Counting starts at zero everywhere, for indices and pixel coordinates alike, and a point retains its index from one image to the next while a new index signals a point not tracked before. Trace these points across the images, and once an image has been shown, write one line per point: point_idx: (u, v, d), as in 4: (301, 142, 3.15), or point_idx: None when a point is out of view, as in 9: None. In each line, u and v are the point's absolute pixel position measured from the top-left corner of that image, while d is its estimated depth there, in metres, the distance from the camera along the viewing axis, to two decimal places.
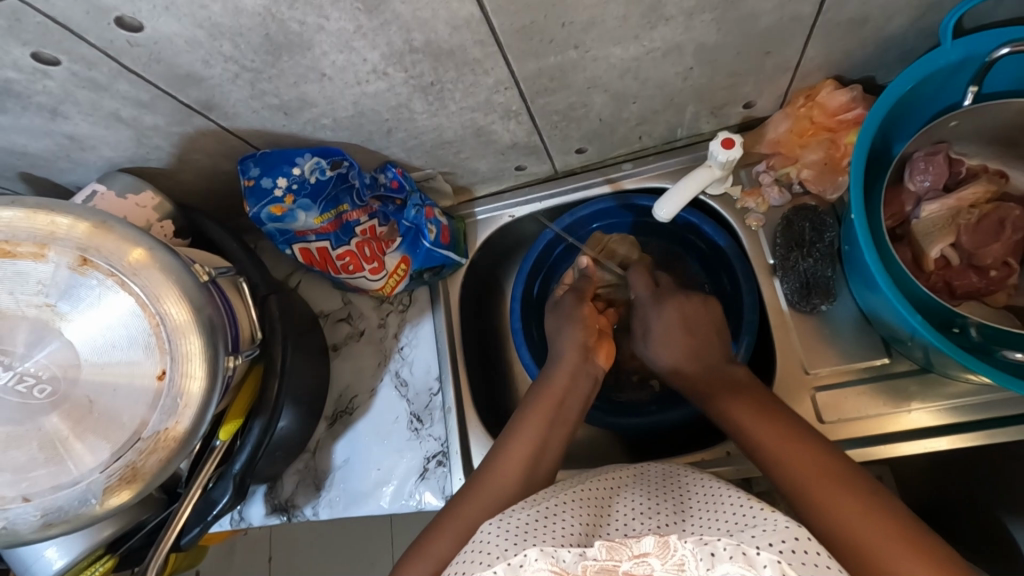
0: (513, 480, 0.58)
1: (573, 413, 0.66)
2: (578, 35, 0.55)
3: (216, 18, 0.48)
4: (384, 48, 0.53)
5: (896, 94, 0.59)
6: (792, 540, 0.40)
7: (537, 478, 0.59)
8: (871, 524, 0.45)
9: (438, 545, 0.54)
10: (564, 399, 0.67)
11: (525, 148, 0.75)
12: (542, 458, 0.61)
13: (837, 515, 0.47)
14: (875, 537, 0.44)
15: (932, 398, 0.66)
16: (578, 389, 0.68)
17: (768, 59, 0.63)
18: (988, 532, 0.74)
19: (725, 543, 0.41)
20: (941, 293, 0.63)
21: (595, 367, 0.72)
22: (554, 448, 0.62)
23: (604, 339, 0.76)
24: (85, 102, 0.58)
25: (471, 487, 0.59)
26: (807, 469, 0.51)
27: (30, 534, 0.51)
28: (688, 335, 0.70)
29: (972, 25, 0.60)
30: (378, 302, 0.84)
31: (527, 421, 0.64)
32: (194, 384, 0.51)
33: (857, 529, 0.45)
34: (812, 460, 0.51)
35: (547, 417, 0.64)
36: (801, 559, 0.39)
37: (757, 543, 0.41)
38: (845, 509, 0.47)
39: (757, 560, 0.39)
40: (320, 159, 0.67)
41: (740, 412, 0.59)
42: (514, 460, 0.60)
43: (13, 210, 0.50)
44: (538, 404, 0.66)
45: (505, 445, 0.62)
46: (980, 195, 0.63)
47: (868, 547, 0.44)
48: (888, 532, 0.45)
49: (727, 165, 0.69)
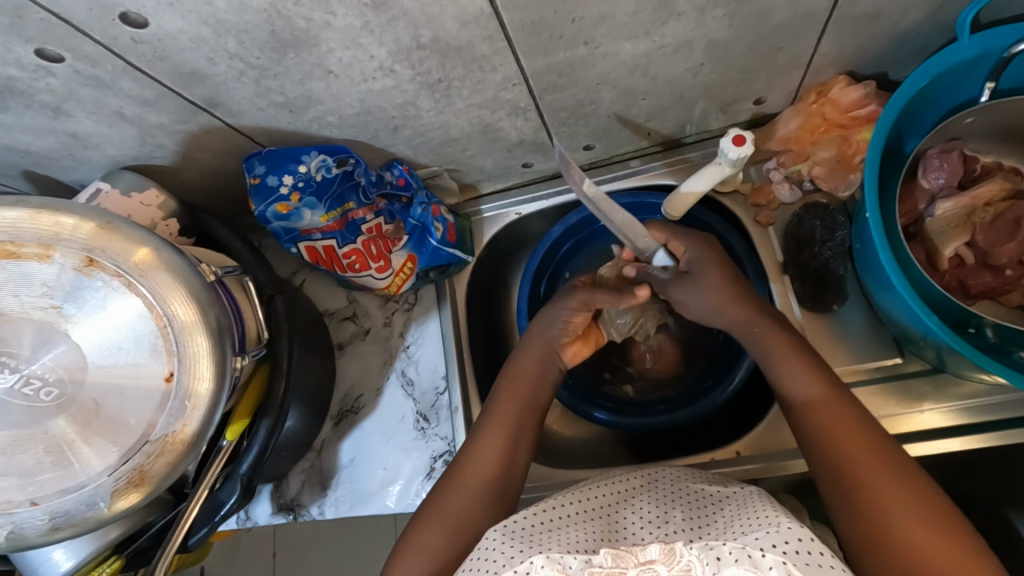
0: (493, 467, 0.59)
1: (545, 395, 0.66)
2: (588, 31, 0.54)
3: (221, 14, 0.47)
4: (391, 45, 0.53)
5: (912, 90, 0.58)
6: (795, 541, 0.40)
7: (518, 461, 0.61)
8: (907, 508, 0.47)
9: (427, 538, 0.54)
10: (541, 384, 0.66)
11: (532, 145, 0.74)
12: (517, 453, 0.61)
13: (877, 498, 0.48)
14: (910, 521, 0.46)
15: (945, 399, 0.65)
16: (548, 377, 0.67)
17: (780, 55, 0.62)
18: (995, 532, 0.74)
19: (730, 547, 0.40)
20: (956, 293, 0.63)
21: (557, 360, 0.69)
22: (524, 438, 0.62)
23: (581, 337, 0.72)
24: (89, 101, 0.57)
25: (454, 471, 0.60)
26: (852, 449, 0.51)
27: (38, 539, 0.51)
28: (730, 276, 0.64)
29: (989, 19, 0.59)
30: (384, 300, 0.83)
31: (497, 412, 0.63)
32: (202, 385, 0.50)
33: (893, 514, 0.47)
34: (860, 441, 0.51)
35: (524, 399, 0.64)
36: (806, 560, 0.39)
37: (762, 544, 0.41)
38: (885, 491, 0.48)
39: (762, 562, 0.39)
40: (326, 157, 0.67)
41: (792, 379, 0.57)
42: (492, 452, 0.60)
43: (18, 211, 0.49)
44: (515, 387, 0.65)
45: (484, 432, 0.62)
46: (994, 193, 0.62)
47: (898, 531, 0.46)
48: (925, 517, 0.46)
49: (737, 162, 0.68)
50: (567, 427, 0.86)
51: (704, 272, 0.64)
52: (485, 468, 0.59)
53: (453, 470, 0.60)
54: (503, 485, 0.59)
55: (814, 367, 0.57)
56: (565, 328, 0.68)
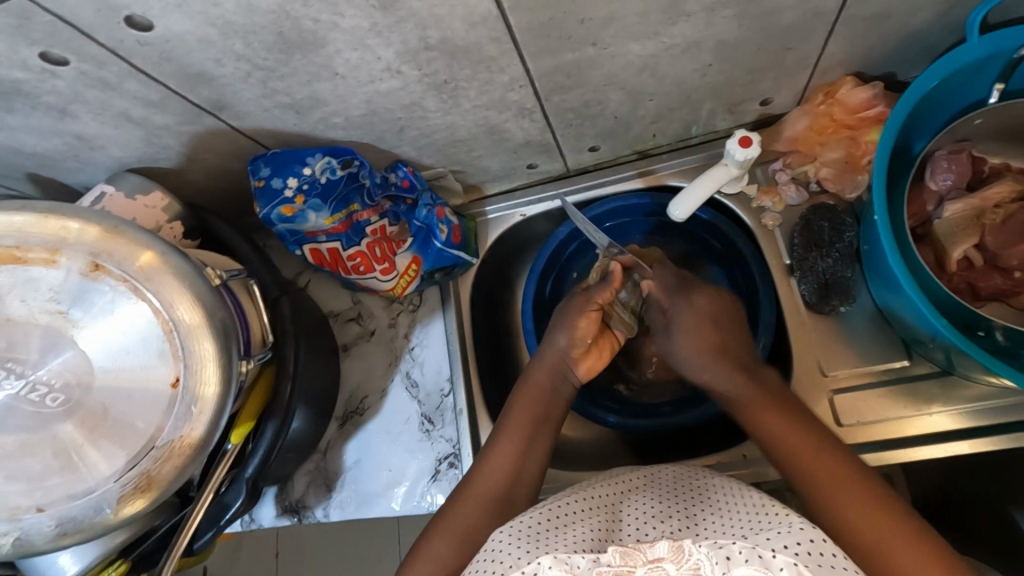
0: (499, 480, 0.59)
1: (556, 410, 0.66)
2: (596, 32, 0.54)
3: (228, 15, 0.47)
4: (399, 46, 0.52)
5: (921, 91, 0.58)
6: (808, 543, 0.40)
7: (526, 472, 0.60)
8: (886, 527, 0.46)
9: (438, 548, 0.54)
10: (550, 399, 0.66)
11: (538, 146, 0.74)
12: (526, 464, 0.61)
13: (853, 518, 0.47)
14: (892, 539, 0.45)
15: (953, 401, 0.65)
16: (560, 393, 0.67)
17: (789, 55, 0.61)
18: (1001, 531, 0.74)
19: (740, 546, 0.40)
20: (965, 295, 0.62)
21: (571, 375, 0.69)
22: (537, 451, 0.62)
23: (594, 350, 0.71)
24: (94, 102, 0.57)
25: (465, 487, 0.59)
26: (822, 465, 0.51)
27: (45, 545, 0.51)
28: (711, 327, 0.65)
29: (998, 19, 0.59)
30: (388, 302, 0.83)
31: (508, 427, 0.63)
32: (209, 390, 0.50)
33: (873, 533, 0.46)
34: (833, 465, 0.51)
35: (533, 412, 0.64)
36: (818, 561, 0.39)
37: (773, 545, 0.40)
38: (860, 511, 0.47)
39: (774, 563, 0.39)
40: (331, 159, 0.66)
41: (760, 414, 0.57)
42: (501, 465, 0.60)
43: (23, 216, 0.49)
44: (523, 402, 0.65)
45: (493, 446, 0.62)
46: (1004, 195, 0.61)
47: (880, 547, 0.45)
48: (904, 536, 0.46)
49: (744, 163, 0.68)
50: (572, 430, 0.86)
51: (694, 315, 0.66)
52: (494, 479, 0.59)
53: (464, 482, 0.60)
54: (514, 495, 0.58)
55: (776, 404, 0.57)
56: (573, 339, 0.68)
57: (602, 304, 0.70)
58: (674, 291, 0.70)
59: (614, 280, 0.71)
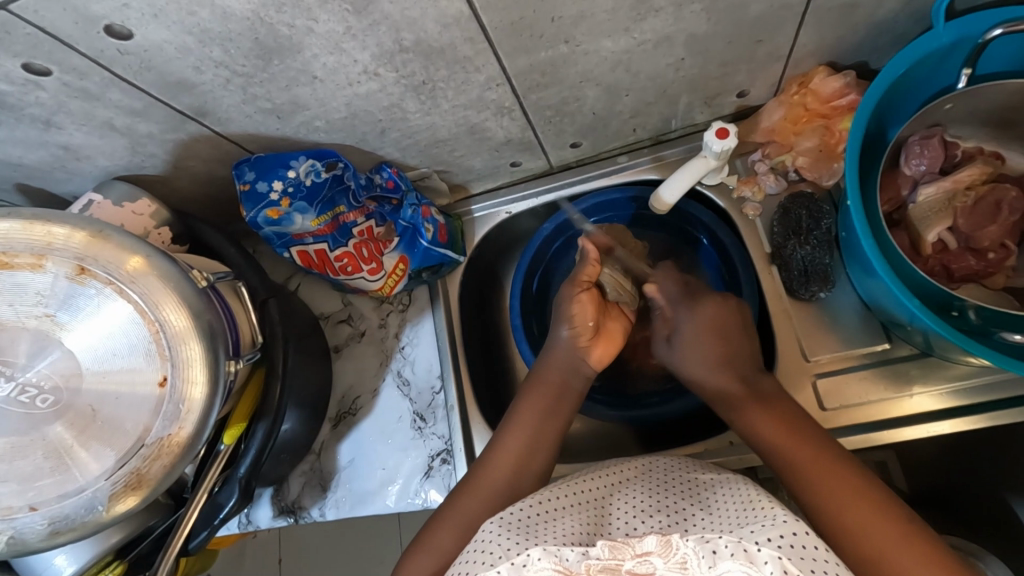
0: (505, 470, 0.60)
1: (568, 404, 0.66)
2: (568, 29, 0.55)
3: (205, 23, 0.48)
4: (374, 49, 0.53)
5: (890, 77, 0.59)
6: (791, 535, 0.40)
7: (537, 465, 0.61)
8: (881, 527, 0.47)
9: (440, 540, 0.55)
10: (557, 396, 0.66)
11: (519, 144, 0.75)
12: (533, 456, 0.61)
13: (849, 519, 0.48)
14: (886, 540, 0.46)
15: (932, 381, 0.66)
16: (572, 386, 0.67)
17: (761, 48, 0.62)
18: (993, 512, 0.75)
19: (725, 540, 0.40)
20: (940, 277, 0.64)
21: (584, 366, 0.68)
22: (545, 445, 0.62)
23: (603, 334, 0.71)
24: (79, 112, 0.58)
25: (463, 488, 0.60)
26: (815, 464, 0.53)
27: (39, 543, 0.52)
28: (722, 343, 0.65)
29: (964, 6, 0.59)
30: (378, 302, 0.84)
31: (518, 419, 0.64)
32: (196, 391, 0.51)
33: (866, 533, 0.47)
34: (829, 465, 0.52)
35: (541, 405, 0.65)
36: (801, 555, 0.39)
37: (758, 539, 0.40)
38: (853, 511, 0.49)
39: (758, 556, 0.39)
40: (315, 162, 0.68)
41: (755, 416, 0.59)
42: (504, 462, 0.60)
43: (9, 222, 0.50)
44: (530, 395, 0.66)
45: (495, 445, 0.63)
46: (975, 177, 0.63)
47: (873, 550, 0.46)
48: (896, 536, 0.46)
49: (722, 155, 0.69)
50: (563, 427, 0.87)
51: (699, 304, 0.68)
52: (498, 474, 0.60)
53: (468, 475, 0.61)
54: (516, 488, 0.59)
55: (770, 404, 0.59)
56: (572, 328, 0.69)
57: (589, 281, 0.71)
58: (678, 301, 0.71)
59: (590, 255, 0.72)
